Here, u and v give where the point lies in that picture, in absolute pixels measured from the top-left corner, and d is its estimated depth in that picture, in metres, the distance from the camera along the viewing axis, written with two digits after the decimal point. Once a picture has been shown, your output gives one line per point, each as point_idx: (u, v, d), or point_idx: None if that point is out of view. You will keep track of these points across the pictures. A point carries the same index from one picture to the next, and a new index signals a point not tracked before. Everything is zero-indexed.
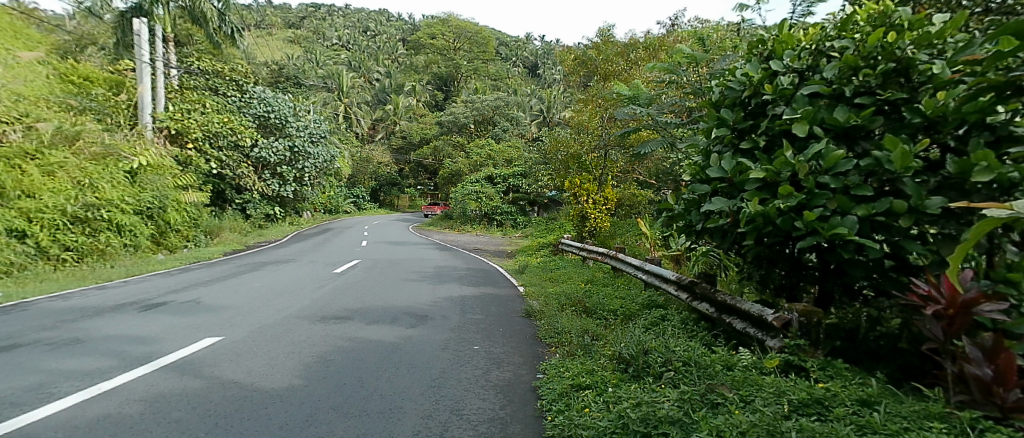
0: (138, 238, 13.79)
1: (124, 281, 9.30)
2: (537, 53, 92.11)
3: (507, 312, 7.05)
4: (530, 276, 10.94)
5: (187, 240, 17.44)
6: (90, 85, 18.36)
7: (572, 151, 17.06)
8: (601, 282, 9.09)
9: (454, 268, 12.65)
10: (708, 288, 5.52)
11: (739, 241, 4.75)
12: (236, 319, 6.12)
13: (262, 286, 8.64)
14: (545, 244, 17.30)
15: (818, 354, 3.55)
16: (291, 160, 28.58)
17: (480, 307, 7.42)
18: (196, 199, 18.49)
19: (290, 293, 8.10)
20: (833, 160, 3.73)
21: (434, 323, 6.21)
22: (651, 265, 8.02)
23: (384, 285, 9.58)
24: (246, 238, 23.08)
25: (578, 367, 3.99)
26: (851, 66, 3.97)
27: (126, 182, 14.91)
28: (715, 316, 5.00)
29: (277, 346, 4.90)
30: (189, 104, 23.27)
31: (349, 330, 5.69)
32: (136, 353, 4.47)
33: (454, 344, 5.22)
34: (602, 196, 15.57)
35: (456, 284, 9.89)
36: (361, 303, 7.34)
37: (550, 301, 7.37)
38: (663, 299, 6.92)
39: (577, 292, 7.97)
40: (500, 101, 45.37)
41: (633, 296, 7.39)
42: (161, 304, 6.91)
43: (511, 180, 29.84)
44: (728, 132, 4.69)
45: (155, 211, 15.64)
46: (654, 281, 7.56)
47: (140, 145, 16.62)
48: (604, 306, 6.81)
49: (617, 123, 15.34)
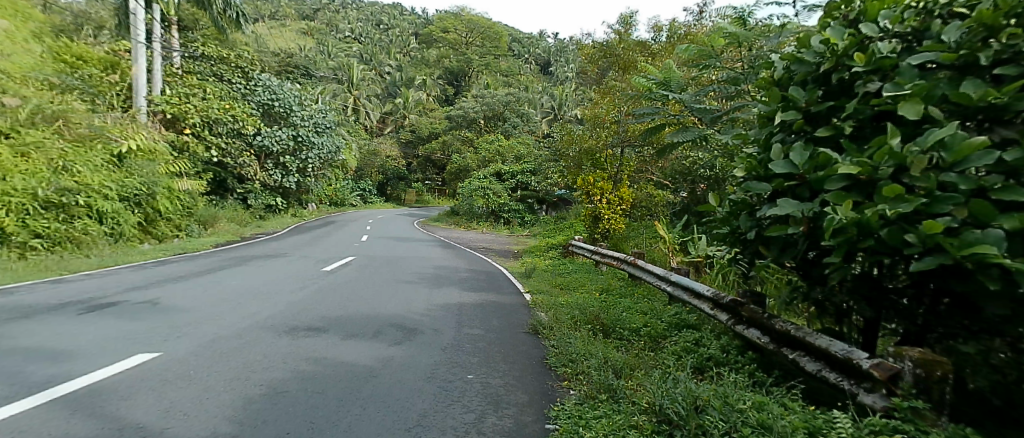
0: (120, 226, 12.88)
1: (87, 273, 8.41)
2: (551, 51, 91.01)
3: (510, 327, 6.05)
4: (538, 281, 9.98)
5: (178, 230, 16.58)
6: (82, 65, 17.51)
7: (585, 147, 16.03)
8: (617, 292, 8.08)
9: (455, 269, 11.66)
10: (755, 309, 4.57)
11: (809, 257, 3.73)
12: (191, 326, 5.16)
13: (238, 285, 7.71)
14: (554, 246, 16.31)
15: (943, 423, 2.46)
16: (295, 151, 27.73)
17: (479, 319, 6.42)
18: (190, 186, 17.67)
19: (266, 295, 7.13)
20: (964, 151, 2.70)
21: (424, 340, 5.23)
22: (676, 276, 7.03)
23: (375, 287, 8.62)
24: (244, 229, 22.25)
25: (604, 424, 2.98)
26: (985, 25, 2.93)
27: (111, 166, 14.12)
28: (773, 349, 4.02)
29: (221, 367, 3.92)
30: (189, 88, 22.40)
31: (320, 347, 4.71)
32: (34, 376, 3.51)
33: (444, 372, 4.22)
34: (617, 196, 14.49)
35: (455, 288, 8.90)
36: (343, 311, 6.37)
37: (560, 314, 6.38)
38: (694, 317, 5.94)
39: (592, 304, 6.98)
40: (511, 96, 44.46)
41: (657, 313, 6.42)
42: (112, 304, 5.97)
43: (520, 176, 28.84)
44: (798, 115, 3.67)
45: (143, 198, 14.83)
46: (680, 296, 6.63)
47: (131, 128, 15.84)
48: (625, 323, 5.82)
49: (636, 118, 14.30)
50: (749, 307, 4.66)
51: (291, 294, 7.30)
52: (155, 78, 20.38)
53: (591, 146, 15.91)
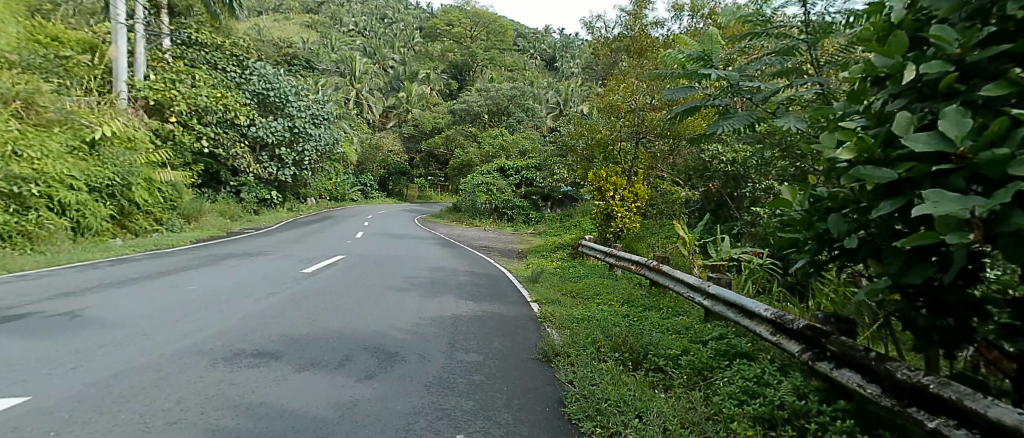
0: (86, 220, 12.07)
1: (25, 274, 7.35)
2: (557, 46, 89.29)
3: (514, 351, 4.82)
4: (546, 288, 8.80)
5: (158, 224, 15.47)
6: (58, 46, 16.52)
7: (597, 139, 14.76)
8: (640, 304, 6.91)
9: (453, 273, 10.45)
10: (848, 342, 3.32)
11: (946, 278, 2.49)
12: (102, 349, 3.99)
13: (193, 291, 6.57)
14: (562, 246, 15.03)
15: None
16: (291, 142, 26.54)
17: (476, 339, 5.22)
18: (172, 178, 16.59)
19: (224, 304, 5.95)
20: None
21: (403, 372, 4.03)
22: (716, 288, 5.78)
23: (357, 294, 7.41)
24: (233, 223, 21.19)
25: None
26: None
27: (82, 155, 13.23)
28: (891, 407, 2.78)
29: (103, 424, 2.76)
30: (174, 73, 21.05)
31: (260, 385, 3.51)
32: None
33: (423, 430, 3.02)
34: (631, 192, 13.26)
35: (452, 296, 7.70)
36: (310, 328, 5.18)
37: (578, 334, 5.19)
38: (748, 343, 4.75)
39: (614, 320, 5.79)
40: (516, 90, 43.29)
41: (695, 334, 5.22)
42: (19, 318, 4.84)
43: (524, 172, 27.62)
44: (950, 67, 2.33)
45: (118, 189, 13.86)
46: (725, 313, 5.40)
47: (106, 114, 14.94)
48: (659, 349, 4.67)
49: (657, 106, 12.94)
50: (838, 340, 3.41)
51: (253, 303, 6.13)
52: (137, 61, 19.20)
53: (603, 137, 14.56)
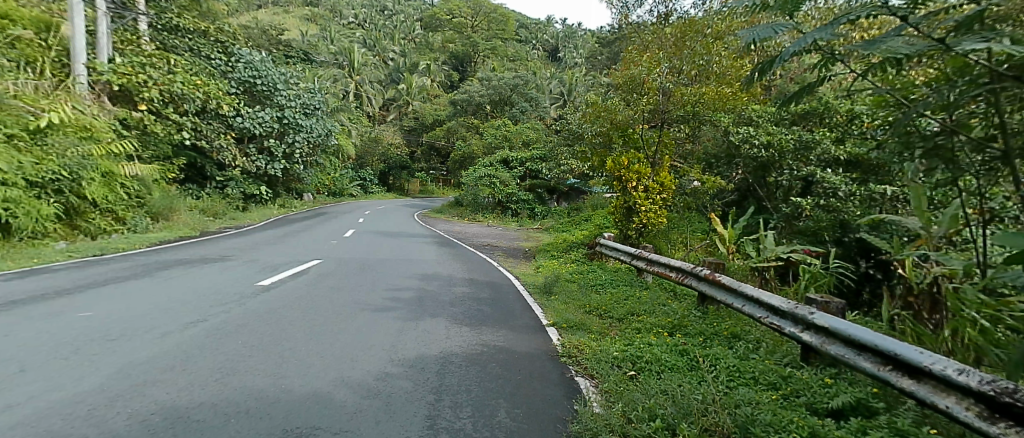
0: (18, 220, 10.41)
1: None
2: (560, 36, 86.94)
3: (528, 435, 2.97)
4: (566, 303, 6.94)
5: (119, 223, 13.71)
6: (7, 23, 14.63)
7: (615, 122, 12.70)
8: (700, 332, 5.04)
9: (449, 282, 8.59)
10: None
11: None
12: None
13: (78, 321, 4.75)
14: (576, 245, 13.14)
15: None
16: (280, 134, 24.66)
17: (468, 405, 3.36)
18: (138, 171, 14.79)
19: (109, 345, 4.14)
20: None
21: None
22: (827, 319, 3.85)
23: (315, 319, 5.55)
24: (212, 222, 19.39)
25: None
26: None
27: (22, 147, 11.46)
28: None
29: None
30: (144, 57, 18.88)
31: None
32: None
33: None
34: (657, 182, 11.31)
35: (443, 320, 5.81)
36: (211, 390, 3.33)
37: (629, 399, 3.32)
38: (918, 424, 2.86)
39: (678, 371, 3.91)
40: (520, 79, 41.25)
41: (815, 398, 3.33)
42: None
43: (529, 164, 25.75)
44: None
45: (67, 185, 12.09)
46: (855, 361, 3.45)
47: (57, 100, 13.26)
48: (771, 434, 2.82)
49: (720, 77, 11.48)
50: None
51: (153, 342, 4.29)
52: (101, 43, 17.33)
53: (622, 118, 12.51)
